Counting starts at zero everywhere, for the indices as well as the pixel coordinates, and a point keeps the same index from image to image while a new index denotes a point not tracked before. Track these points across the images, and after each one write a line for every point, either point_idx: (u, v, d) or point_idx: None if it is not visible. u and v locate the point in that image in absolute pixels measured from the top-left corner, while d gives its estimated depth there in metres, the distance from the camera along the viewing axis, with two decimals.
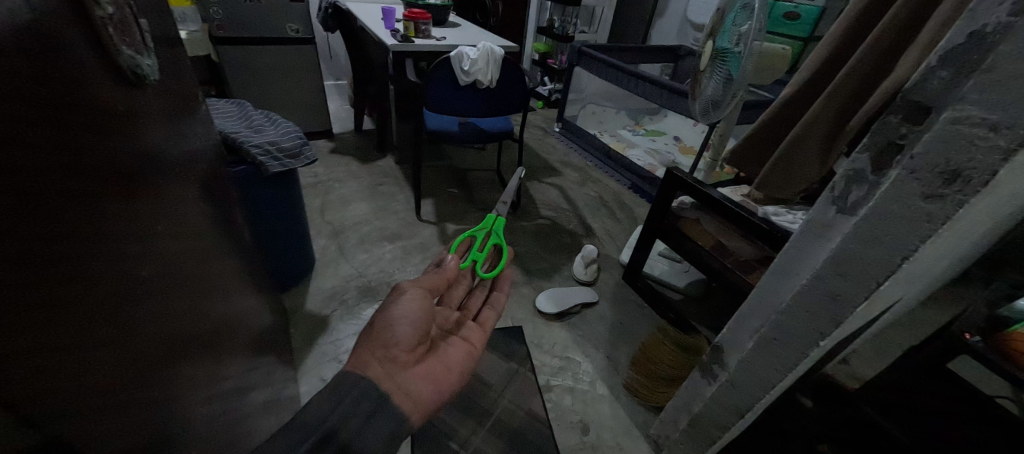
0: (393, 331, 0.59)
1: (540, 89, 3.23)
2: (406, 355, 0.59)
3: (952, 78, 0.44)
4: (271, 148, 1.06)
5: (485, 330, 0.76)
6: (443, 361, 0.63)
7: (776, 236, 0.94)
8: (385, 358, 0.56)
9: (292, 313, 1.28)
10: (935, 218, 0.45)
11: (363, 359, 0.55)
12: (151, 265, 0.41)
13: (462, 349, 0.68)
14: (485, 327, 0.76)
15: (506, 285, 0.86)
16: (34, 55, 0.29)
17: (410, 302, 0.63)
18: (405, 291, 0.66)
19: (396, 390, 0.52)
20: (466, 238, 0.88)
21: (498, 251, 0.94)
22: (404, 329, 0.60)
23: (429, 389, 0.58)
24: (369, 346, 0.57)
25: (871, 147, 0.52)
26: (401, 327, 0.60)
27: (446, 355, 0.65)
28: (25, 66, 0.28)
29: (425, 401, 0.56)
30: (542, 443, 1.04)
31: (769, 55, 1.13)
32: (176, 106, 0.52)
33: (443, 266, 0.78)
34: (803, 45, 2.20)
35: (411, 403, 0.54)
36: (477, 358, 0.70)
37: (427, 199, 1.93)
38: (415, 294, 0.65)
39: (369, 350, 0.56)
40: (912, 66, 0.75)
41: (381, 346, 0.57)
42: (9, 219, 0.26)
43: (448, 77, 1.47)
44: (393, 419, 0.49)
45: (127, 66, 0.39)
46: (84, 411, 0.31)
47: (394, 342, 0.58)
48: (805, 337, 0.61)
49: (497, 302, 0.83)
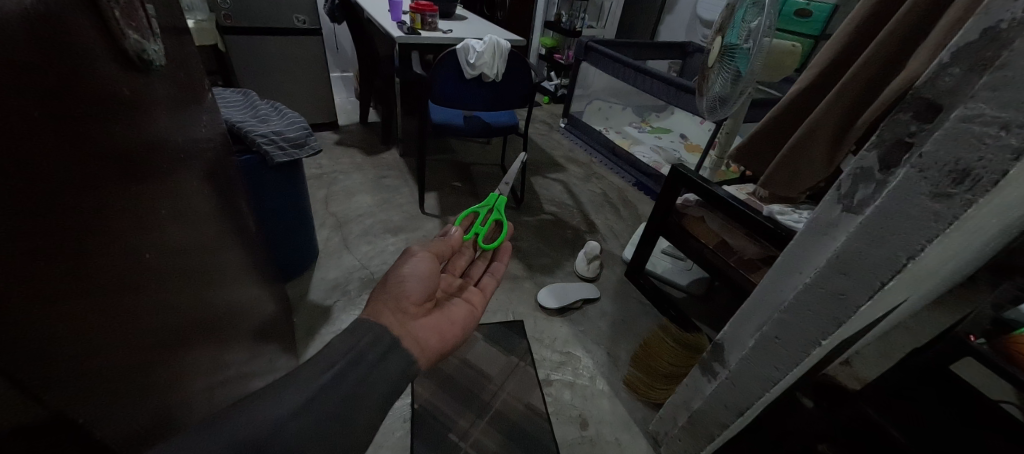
0: (404, 286, 0.60)
1: (545, 85, 3.22)
2: (416, 308, 0.59)
3: (964, 75, 0.43)
4: (276, 138, 1.06)
5: (486, 295, 0.77)
6: (447, 317, 0.64)
7: (780, 235, 0.94)
8: (396, 307, 0.56)
9: (295, 302, 1.29)
10: (943, 217, 0.44)
11: (376, 307, 0.55)
12: (159, 252, 0.41)
13: (464, 308, 0.70)
14: (485, 293, 0.78)
15: (506, 256, 0.87)
16: (42, 42, 0.29)
17: (418, 264, 0.65)
18: (414, 254, 0.67)
19: (406, 336, 0.52)
20: (468, 214, 0.89)
21: (498, 228, 0.95)
22: (414, 286, 0.61)
23: (433, 339, 0.57)
24: (380, 297, 0.57)
25: (879, 145, 0.51)
26: (411, 283, 0.61)
27: (450, 312, 0.65)
28: (31, 53, 0.28)
29: (431, 350, 0.55)
30: (541, 436, 1.05)
31: (779, 52, 1.11)
32: (181, 92, 0.52)
33: (445, 234, 0.78)
34: (813, 43, 2.17)
35: (420, 349, 0.53)
36: (478, 318, 0.71)
37: (431, 192, 1.94)
38: (424, 257, 0.66)
39: (381, 300, 0.56)
40: (925, 63, 0.73)
41: (394, 299, 0.57)
42: (19, 205, 0.26)
43: (454, 70, 1.46)
44: (406, 359, 0.48)
45: (133, 51, 0.40)
46: (90, 389, 0.32)
47: (406, 296, 0.59)
48: (806, 336, 0.61)
49: (496, 269, 0.85)
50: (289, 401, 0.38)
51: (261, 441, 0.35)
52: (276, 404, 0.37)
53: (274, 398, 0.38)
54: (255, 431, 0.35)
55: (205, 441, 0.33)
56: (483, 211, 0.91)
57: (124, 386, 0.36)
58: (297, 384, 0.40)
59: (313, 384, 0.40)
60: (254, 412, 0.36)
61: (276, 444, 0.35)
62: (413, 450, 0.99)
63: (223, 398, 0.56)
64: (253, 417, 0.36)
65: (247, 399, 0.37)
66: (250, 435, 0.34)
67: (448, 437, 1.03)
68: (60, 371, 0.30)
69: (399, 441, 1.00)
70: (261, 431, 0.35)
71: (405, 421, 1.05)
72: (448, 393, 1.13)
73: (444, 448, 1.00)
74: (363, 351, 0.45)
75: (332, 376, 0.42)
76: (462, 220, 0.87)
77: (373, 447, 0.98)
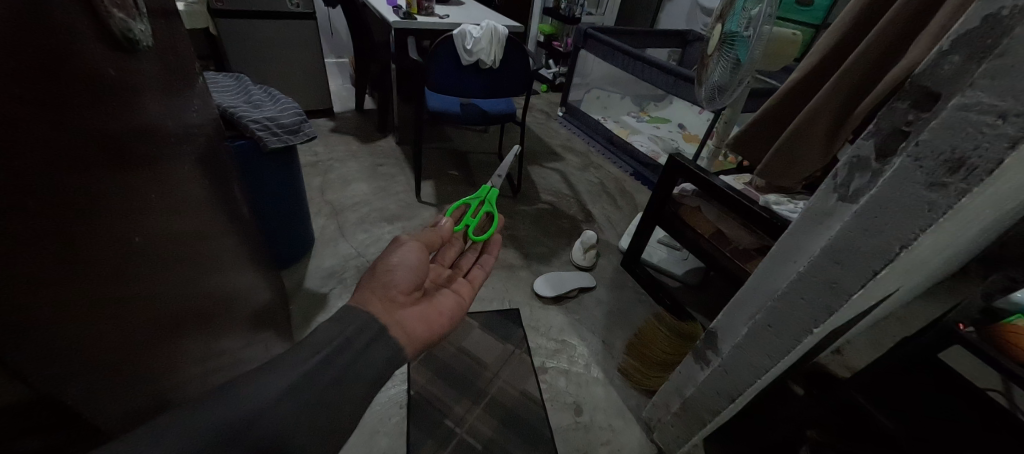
0: (392, 275, 0.60)
1: (544, 72, 3.19)
2: (405, 297, 0.59)
3: (963, 63, 0.42)
4: (270, 124, 1.05)
5: (474, 287, 0.78)
6: (435, 306, 0.64)
7: (776, 225, 0.94)
8: (384, 295, 0.56)
9: (291, 290, 1.29)
10: (937, 207, 0.44)
11: (364, 296, 0.55)
12: (152, 237, 0.41)
13: (452, 298, 0.70)
14: (473, 284, 0.78)
15: (496, 248, 0.87)
16: (28, 26, 0.28)
17: (407, 253, 0.64)
18: (403, 243, 0.66)
19: (393, 324, 0.52)
20: (459, 205, 0.88)
21: (488, 220, 0.95)
22: (403, 275, 0.61)
23: (422, 328, 0.57)
24: (368, 285, 0.57)
25: (877, 133, 0.51)
26: (400, 272, 0.61)
27: (438, 301, 0.66)
28: (18, 38, 0.27)
29: (420, 338, 0.55)
30: (536, 423, 1.06)
31: (779, 40, 1.09)
32: (171, 75, 0.51)
33: (436, 225, 0.79)
34: (814, 32, 2.14)
35: (407, 337, 0.53)
36: (466, 310, 0.72)
37: (428, 181, 1.93)
38: (414, 246, 0.66)
39: (370, 289, 0.56)
40: (925, 52, 0.73)
41: (382, 287, 0.57)
42: (13, 195, 0.27)
43: (450, 56, 1.44)
44: (393, 347, 0.48)
45: (119, 31, 0.38)
46: (83, 370, 0.33)
47: (394, 284, 0.59)
48: (799, 325, 0.61)
49: (486, 262, 0.85)
50: (273, 388, 0.38)
51: (244, 426, 0.34)
52: (258, 389, 0.37)
53: (257, 383, 0.37)
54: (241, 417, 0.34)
55: (191, 426, 0.32)
56: (474, 203, 0.91)
57: (115, 372, 0.37)
58: (279, 371, 0.39)
59: (297, 371, 0.40)
60: (235, 396, 0.36)
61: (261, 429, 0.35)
62: (409, 435, 1.00)
63: (217, 384, 0.56)
64: (234, 398, 0.35)
65: (236, 384, 0.37)
66: (231, 420, 0.34)
67: (444, 423, 1.04)
68: (52, 356, 0.30)
69: (395, 426, 1.01)
70: (243, 417, 0.35)
71: (401, 407, 1.05)
72: (443, 379, 1.14)
73: (440, 434, 1.01)
74: (353, 338, 0.46)
75: (318, 364, 0.41)
76: (454, 210, 0.87)
77: (369, 431, 0.99)
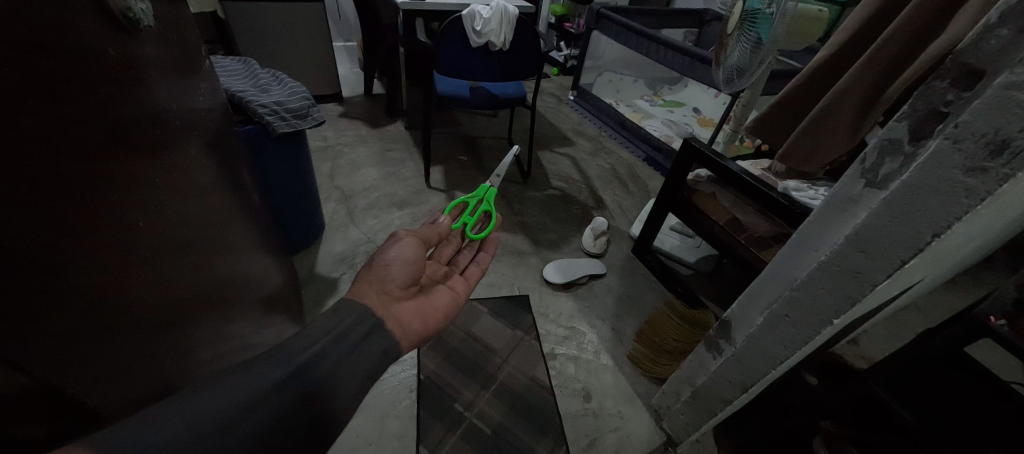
0: (388, 270, 0.60)
1: (555, 56, 3.14)
2: (401, 291, 0.60)
3: (1013, 37, 0.39)
4: (277, 107, 1.04)
5: (470, 284, 0.77)
6: (431, 302, 0.64)
7: (796, 213, 0.90)
8: (381, 289, 0.57)
9: (304, 274, 1.30)
10: (974, 193, 0.42)
11: (361, 288, 0.55)
12: (161, 225, 0.41)
13: (449, 295, 0.70)
14: (469, 281, 0.78)
15: (492, 248, 0.87)
16: (29, 17, 0.28)
17: (404, 248, 0.64)
18: (400, 239, 0.66)
19: (389, 317, 0.52)
20: (457, 203, 0.87)
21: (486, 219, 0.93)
22: (400, 269, 0.61)
23: (417, 323, 0.58)
24: (364, 278, 0.57)
25: (911, 114, 0.47)
26: (396, 266, 0.61)
27: (434, 297, 0.66)
28: (21, 31, 0.27)
29: (415, 333, 0.56)
30: (544, 408, 1.07)
31: (804, 18, 1.03)
32: (177, 60, 0.50)
33: (433, 222, 0.77)
34: (840, 9, 2.03)
35: (403, 332, 0.53)
36: (462, 306, 0.72)
37: (438, 166, 1.91)
38: (410, 241, 0.66)
39: (366, 283, 0.56)
40: (964, 29, 0.68)
41: (377, 281, 0.57)
42: (15, 181, 0.26)
43: (459, 37, 1.40)
44: (388, 341, 0.49)
45: (116, 8, 0.36)
46: (90, 361, 0.34)
47: (389, 278, 0.59)
48: (818, 315, 0.59)
49: (482, 260, 0.84)
50: (272, 374, 0.37)
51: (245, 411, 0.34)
52: (250, 379, 0.36)
53: (256, 372, 0.37)
54: (236, 410, 0.33)
55: (182, 417, 0.31)
56: (471, 201, 0.88)
57: (123, 361, 0.37)
58: (280, 357, 0.39)
59: (294, 359, 0.39)
60: (223, 389, 0.34)
61: (259, 417, 0.34)
62: (419, 418, 1.02)
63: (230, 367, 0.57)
64: (233, 385, 0.35)
65: (233, 371, 0.36)
66: (229, 407, 0.33)
67: (454, 407, 1.05)
68: (57, 342, 0.31)
69: (406, 409, 1.02)
70: (241, 405, 0.34)
71: (412, 391, 1.07)
72: (453, 364, 1.15)
73: (449, 418, 1.03)
74: (349, 330, 0.45)
75: (315, 352, 0.41)
76: (452, 209, 0.86)
77: (380, 413, 1.01)
